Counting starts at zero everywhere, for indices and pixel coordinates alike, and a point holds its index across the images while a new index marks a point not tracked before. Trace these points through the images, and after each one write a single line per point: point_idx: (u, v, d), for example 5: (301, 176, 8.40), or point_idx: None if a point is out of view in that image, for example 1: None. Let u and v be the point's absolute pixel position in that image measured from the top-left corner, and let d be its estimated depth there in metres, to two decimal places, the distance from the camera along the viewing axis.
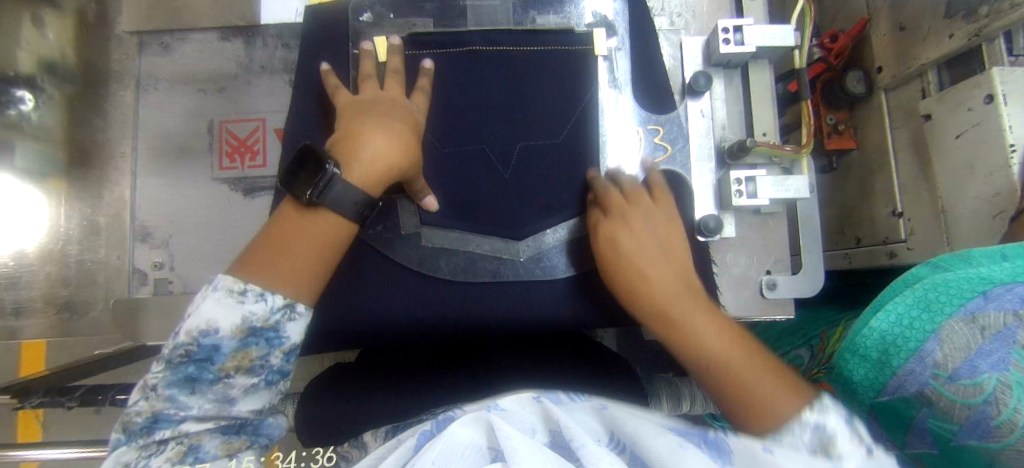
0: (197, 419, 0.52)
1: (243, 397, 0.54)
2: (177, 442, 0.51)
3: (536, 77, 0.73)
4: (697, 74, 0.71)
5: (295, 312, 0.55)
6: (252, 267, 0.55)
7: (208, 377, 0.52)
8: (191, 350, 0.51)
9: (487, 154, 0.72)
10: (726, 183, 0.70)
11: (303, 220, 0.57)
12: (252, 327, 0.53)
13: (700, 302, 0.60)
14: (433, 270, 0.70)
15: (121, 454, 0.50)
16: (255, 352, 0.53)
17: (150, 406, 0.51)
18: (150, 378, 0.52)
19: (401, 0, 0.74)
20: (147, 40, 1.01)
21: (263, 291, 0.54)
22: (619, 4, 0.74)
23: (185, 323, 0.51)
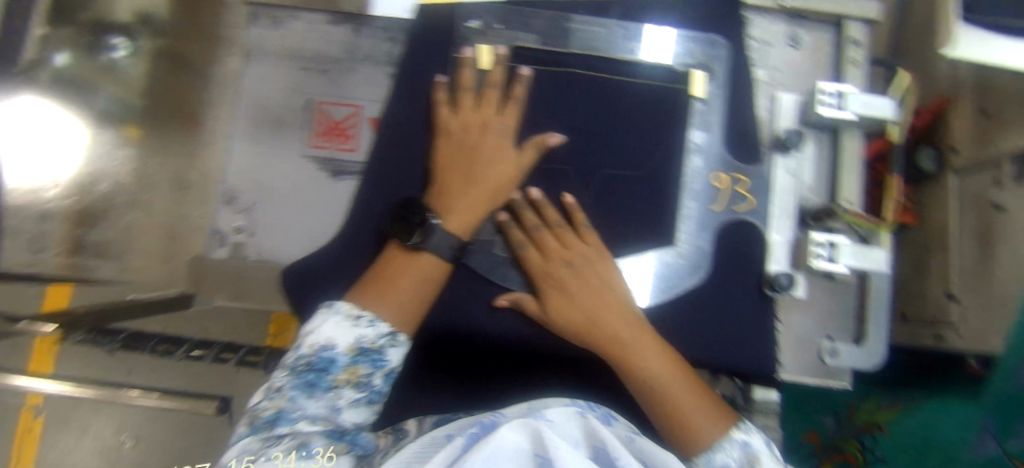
0: (309, 420, 0.58)
1: (347, 409, 0.60)
2: (292, 438, 0.56)
3: (628, 109, 0.73)
4: (788, 133, 0.72)
5: (397, 339, 0.63)
6: (366, 296, 0.64)
7: (324, 385, 0.60)
8: (312, 360, 0.60)
9: (569, 176, 0.72)
10: (805, 243, 0.70)
11: (406, 259, 0.65)
12: (362, 346, 0.61)
13: (646, 337, 0.65)
14: (501, 280, 0.72)
15: (247, 444, 0.56)
16: (363, 368, 0.61)
17: (275, 405, 0.58)
18: (277, 381, 0.60)
19: (510, 13, 0.74)
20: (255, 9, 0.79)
21: (374, 318, 0.62)
22: (722, 51, 0.75)
23: (308, 338, 0.61)
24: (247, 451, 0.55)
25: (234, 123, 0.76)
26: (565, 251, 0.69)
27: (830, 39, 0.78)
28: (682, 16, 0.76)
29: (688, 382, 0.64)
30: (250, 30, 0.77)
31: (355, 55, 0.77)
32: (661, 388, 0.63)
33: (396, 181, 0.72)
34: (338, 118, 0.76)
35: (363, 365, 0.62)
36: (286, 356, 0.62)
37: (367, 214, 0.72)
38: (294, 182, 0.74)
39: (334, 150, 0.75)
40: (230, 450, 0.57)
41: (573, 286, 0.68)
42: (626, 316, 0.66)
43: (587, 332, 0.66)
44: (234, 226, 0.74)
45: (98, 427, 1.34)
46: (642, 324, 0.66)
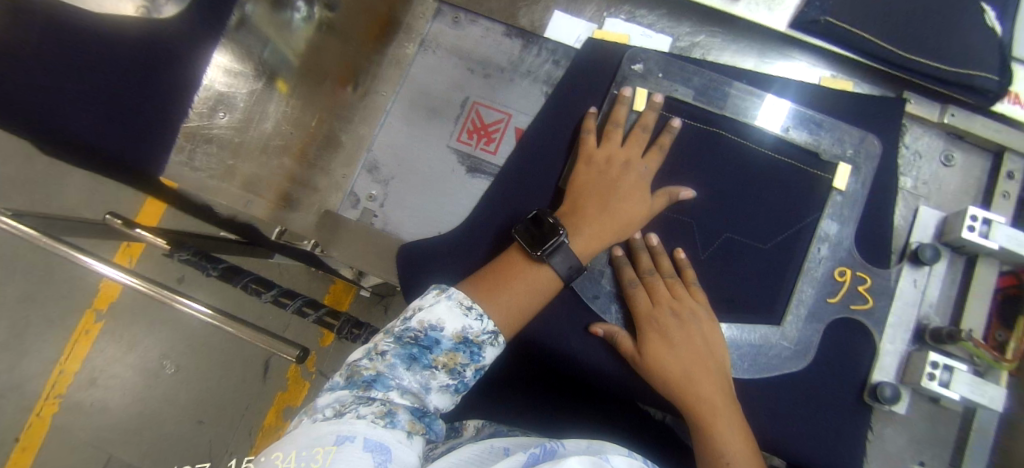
0: (401, 391, 0.60)
1: (435, 391, 0.62)
2: (382, 403, 0.58)
3: (764, 183, 0.74)
4: (924, 246, 0.71)
5: (497, 340, 0.65)
6: (480, 292, 0.66)
7: (424, 362, 0.62)
8: (420, 335, 0.62)
9: (691, 230, 0.73)
10: (917, 361, 0.69)
11: (526, 268, 0.68)
12: (466, 336, 0.63)
13: (731, 410, 0.63)
14: (602, 312, 0.72)
15: (342, 394, 0.59)
16: (461, 357, 0.63)
17: (376, 367, 0.61)
18: (383, 346, 0.62)
19: (674, 65, 0.77)
20: (442, 9, 0.84)
21: (483, 313, 0.65)
22: (875, 151, 0.74)
23: (421, 314, 0.63)
24: (340, 401, 0.58)
25: (393, 101, 0.81)
26: (675, 301, 0.68)
27: (985, 165, 0.77)
28: (840, 107, 0.77)
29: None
30: (430, 24, 0.83)
31: (518, 68, 0.81)
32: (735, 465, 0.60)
33: (526, 192, 0.75)
34: (486, 121, 0.80)
35: (462, 354, 0.63)
36: (393, 324, 0.64)
37: (490, 214, 0.75)
38: (432, 168, 0.79)
39: (476, 149, 0.79)
40: (325, 396, 0.59)
41: (677, 342, 0.66)
42: (720, 385, 0.65)
43: (683, 395, 0.64)
44: (368, 194, 0.79)
45: (147, 346, 1.41)
46: (730, 397, 0.65)
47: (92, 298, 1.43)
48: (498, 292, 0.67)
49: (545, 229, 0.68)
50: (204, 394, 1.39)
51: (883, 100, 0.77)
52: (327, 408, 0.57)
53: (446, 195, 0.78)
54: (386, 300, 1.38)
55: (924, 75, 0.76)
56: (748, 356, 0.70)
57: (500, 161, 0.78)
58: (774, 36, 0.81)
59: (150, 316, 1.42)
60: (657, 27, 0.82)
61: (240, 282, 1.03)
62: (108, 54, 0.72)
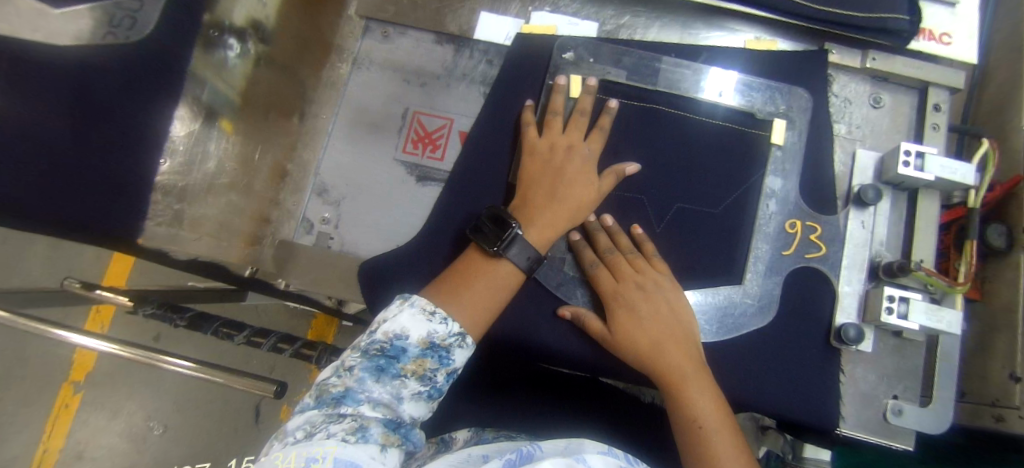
0: (371, 405, 0.60)
1: (408, 400, 0.62)
2: (353, 419, 0.59)
3: (705, 149, 0.76)
4: (866, 187, 0.73)
5: (465, 341, 0.66)
6: (441, 297, 0.67)
7: (392, 372, 0.62)
8: (385, 346, 0.63)
9: (643, 205, 0.75)
10: (875, 297, 0.70)
11: (485, 265, 0.69)
12: (432, 341, 0.64)
13: (703, 375, 0.65)
14: (568, 297, 0.73)
15: (312, 415, 0.59)
16: (430, 362, 0.64)
17: (344, 383, 0.61)
18: (349, 361, 0.63)
19: (604, 49, 0.78)
20: (371, 26, 0.84)
21: (446, 317, 0.65)
22: (807, 104, 0.77)
23: (385, 325, 0.64)
24: (310, 422, 0.59)
25: (334, 121, 0.82)
26: (637, 275, 0.69)
27: (914, 103, 0.80)
28: (770, 66, 0.79)
29: (731, 431, 0.63)
30: (360, 43, 0.84)
31: (453, 73, 0.82)
32: (709, 429, 0.62)
33: (477, 192, 0.76)
34: (429, 129, 0.80)
35: (430, 359, 0.64)
36: (359, 340, 0.65)
37: (445, 219, 0.75)
38: (382, 183, 0.79)
39: (423, 158, 0.79)
40: (296, 418, 0.60)
41: (642, 317, 0.67)
42: (691, 351, 0.66)
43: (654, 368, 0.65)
44: (321, 217, 0.79)
45: (129, 410, 1.38)
46: (701, 363, 0.66)
47: (67, 370, 1.39)
48: (461, 293, 0.67)
49: (499, 224, 0.69)
50: (195, 450, 1.36)
51: (807, 54, 0.79)
52: (298, 430, 0.58)
53: (399, 207, 0.78)
54: None
55: (842, 25, 0.79)
56: (715, 319, 0.71)
57: (448, 166, 0.79)
58: (694, 7, 0.83)
59: (128, 379, 1.39)
60: (583, 15, 0.83)
61: (210, 329, 1.00)
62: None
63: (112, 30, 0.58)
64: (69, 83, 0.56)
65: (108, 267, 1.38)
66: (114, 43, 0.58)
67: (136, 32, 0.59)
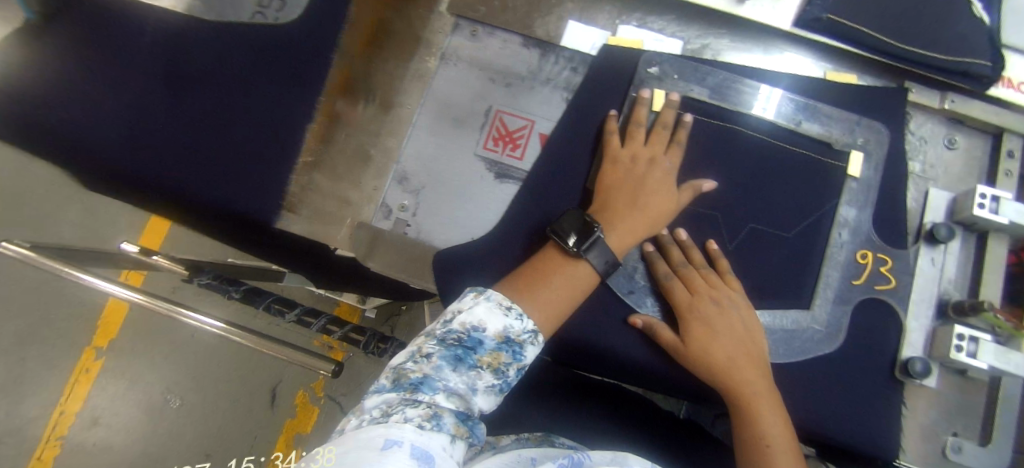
0: (447, 394, 0.61)
1: (481, 393, 0.63)
2: (428, 406, 0.59)
3: (781, 174, 0.77)
4: (938, 226, 0.75)
5: (538, 339, 0.67)
6: (518, 292, 0.68)
7: (469, 362, 0.63)
8: (463, 337, 0.64)
9: (716, 222, 0.76)
10: (943, 335, 0.72)
11: (563, 265, 0.70)
12: (508, 336, 0.65)
13: (770, 394, 0.67)
14: (638, 305, 0.74)
15: (389, 397, 0.60)
16: (504, 356, 0.65)
17: (422, 369, 0.62)
18: (427, 348, 0.64)
19: (688, 67, 0.80)
20: (459, 22, 0.85)
21: (523, 313, 0.66)
22: (886, 140, 0.78)
23: (462, 315, 0.65)
24: (388, 402, 0.59)
25: (418, 112, 0.82)
26: (713, 290, 0.70)
27: (986, 147, 0.82)
28: (850, 99, 0.80)
29: (794, 451, 0.64)
30: (449, 38, 0.85)
31: (538, 76, 0.83)
32: (776, 447, 0.63)
33: (553, 194, 0.78)
34: (511, 128, 0.82)
35: (504, 354, 0.65)
36: (433, 328, 0.66)
37: (520, 218, 0.77)
38: (461, 177, 0.81)
39: (503, 155, 0.81)
40: (372, 398, 0.60)
41: (727, 335, 0.69)
42: (760, 369, 0.68)
43: (737, 386, 0.67)
44: (400, 204, 0.80)
45: (150, 380, 1.38)
46: (769, 382, 0.68)
47: (92, 335, 1.39)
48: (538, 290, 0.69)
49: (580, 227, 0.71)
50: (214, 428, 1.36)
51: (886, 91, 0.81)
52: (375, 409, 0.59)
53: (475, 202, 0.80)
54: (392, 320, 1.40)
55: (925, 65, 0.80)
56: (783, 342, 0.72)
57: (527, 166, 0.81)
58: (779, 34, 0.84)
59: (155, 350, 1.39)
60: (668, 32, 0.85)
61: (263, 304, 1.03)
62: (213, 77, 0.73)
63: (262, 9, 0.77)
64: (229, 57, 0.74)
65: (146, 230, 1.39)
66: (266, 21, 0.77)
67: (284, 14, 0.77)
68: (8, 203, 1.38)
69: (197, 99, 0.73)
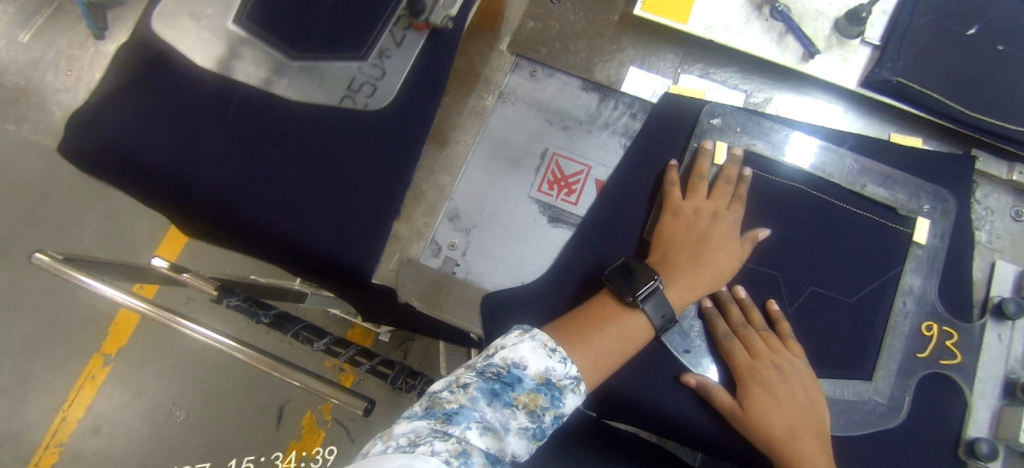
0: (479, 430, 0.55)
1: (515, 434, 0.58)
2: (457, 441, 0.53)
3: (843, 237, 0.75)
4: (1007, 300, 0.72)
5: (580, 387, 0.63)
6: (566, 339, 0.65)
7: (505, 399, 0.58)
8: (502, 371, 0.59)
9: (777, 283, 0.73)
10: (1012, 417, 0.69)
11: (616, 313, 0.68)
12: (549, 378, 0.61)
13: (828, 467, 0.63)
14: (693, 366, 0.72)
15: (418, 425, 0.54)
16: (542, 399, 0.60)
17: (458, 400, 0.57)
18: (465, 379, 0.59)
19: (752, 121, 0.79)
20: (520, 62, 0.85)
21: (566, 357, 0.63)
22: (953, 208, 0.76)
23: (505, 350, 0.61)
24: (416, 431, 0.53)
25: (474, 150, 0.81)
26: (774, 354, 0.68)
27: None
28: (916, 164, 0.78)
29: None
30: (508, 77, 0.84)
31: (596, 121, 0.82)
32: None
33: (608, 243, 0.76)
34: (567, 173, 0.80)
35: (542, 398, 0.60)
36: (474, 361, 0.62)
37: (572, 265, 0.75)
38: (514, 218, 0.79)
39: (557, 199, 0.79)
40: (402, 424, 0.55)
41: (785, 402, 0.66)
42: (820, 440, 0.65)
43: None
44: (449, 242, 0.78)
45: (157, 392, 1.34)
46: (828, 456, 0.65)
47: (100, 341, 1.34)
48: (589, 338, 0.66)
49: (637, 276, 0.68)
50: (219, 446, 1.32)
51: (954, 158, 0.79)
52: (402, 437, 0.53)
53: (526, 246, 0.78)
54: (406, 345, 1.36)
55: (996, 134, 0.78)
56: (844, 413, 0.70)
57: (582, 212, 0.79)
58: (842, 93, 0.83)
59: (167, 362, 1.35)
60: (730, 84, 0.84)
61: (291, 331, 1.00)
62: (329, 146, 0.69)
63: (350, 94, 0.73)
64: (345, 133, 0.71)
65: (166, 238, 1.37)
66: (354, 106, 0.73)
67: (375, 100, 0.74)
68: (29, 203, 1.35)
69: (294, 161, 0.67)
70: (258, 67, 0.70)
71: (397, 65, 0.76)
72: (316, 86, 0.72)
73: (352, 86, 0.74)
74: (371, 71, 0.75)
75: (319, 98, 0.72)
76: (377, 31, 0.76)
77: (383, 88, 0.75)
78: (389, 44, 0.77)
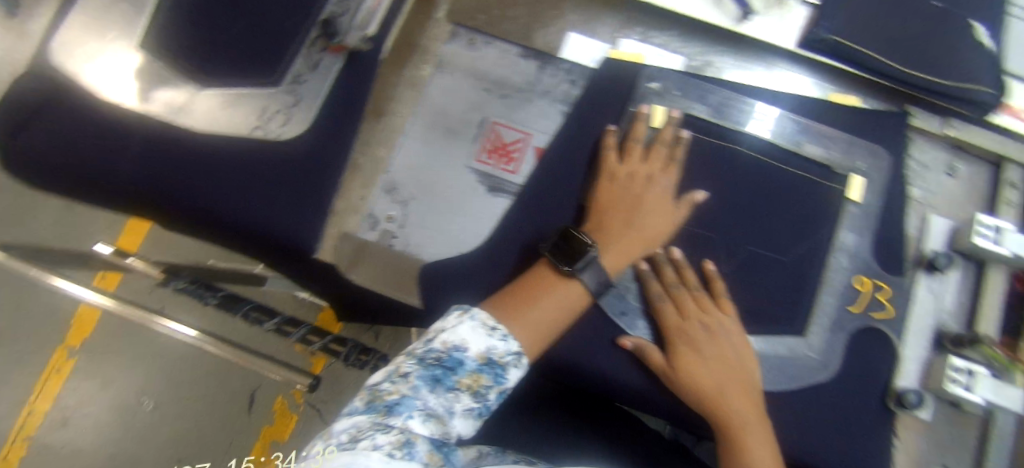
0: (423, 417, 0.55)
1: (459, 416, 0.58)
2: (400, 432, 0.52)
3: (779, 197, 0.75)
4: (937, 254, 0.73)
5: (522, 361, 0.63)
6: (502, 311, 0.65)
7: (447, 384, 0.58)
8: (443, 356, 0.59)
9: (713, 244, 0.74)
10: (939, 366, 0.71)
11: (554, 284, 0.67)
12: (491, 357, 0.60)
13: (759, 419, 0.65)
14: (629, 327, 0.73)
15: (359, 420, 0.53)
16: (485, 379, 0.60)
17: (398, 390, 0.56)
18: (404, 367, 0.58)
19: (690, 84, 0.79)
20: (458, 30, 0.83)
21: (507, 334, 0.62)
22: (886, 165, 0.77)
23: (444, 333, 0.60)
24: (355, 426, 0.52)
25: (412, 121, 0.81)
26: (704, 315, 0.69)
27: (984, 175, 0.81)
28: (853, 122, 0.79)
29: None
30: (446, 46, 0.83)
31: (535, 88, 0.82)
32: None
33: (547, 210, 0.75)
34: (506, 140, 0.80)
35: (485, 377, 0.60)
36: (413, 347, 0.61)
37: (511, 233, 0.75)
38: (452, 189, 0.78)
39: (496, 168, 0.79)
40: (342, 420, 0.54)
41: (714, 360, 0.67)
42: (750, 393, 0.66)
43: (738, 431, 0.63)
44: (387, 215, 0.78)
45: (123, 381, 1.32)
46: (759, 409, 0.66)
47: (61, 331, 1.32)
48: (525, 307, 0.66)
49: (571, 244, 0.68)
50: (191, 432, 1.30)
51: (889, 116, 0.79)
52: (342, 434, 0.52)
53: (465, 216, 0.78)
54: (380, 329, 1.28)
55: (930, 91, 0.79)
56: (776, 368, 0.71)
57: (521, 180, 0.78)
58: (780, 54, 0.83)
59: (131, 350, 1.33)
60: (669, 48, 0.84)
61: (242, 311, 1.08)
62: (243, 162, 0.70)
63: (263, 124, 0.71)
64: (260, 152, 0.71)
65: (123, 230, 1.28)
66: (264, 135, 0.71)
67: (290, 128, 0.72)
68: None
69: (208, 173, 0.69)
70: (170, 90, 0.69)
71: (314, 88, 0.74)
72: (230, 111, 0.71)
73: (265, 114, 0.72)
74: (282, 98, 0.73)
75: (224, 126, 0.70)
76: (291, 51, 0.71)
77: (297, 116, 0.73)
78: (304, 68, 0.73)
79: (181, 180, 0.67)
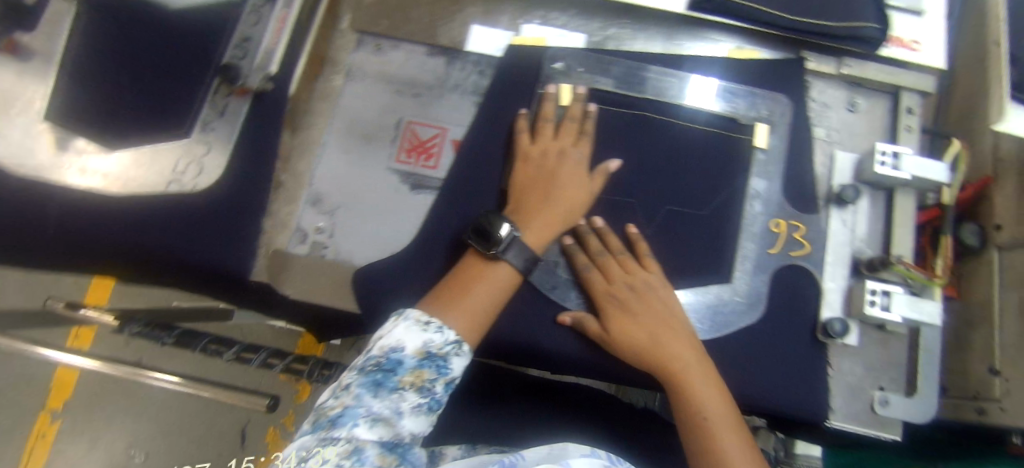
0: (370, 423, 0.58)
1: (408, 414, 0.60)
2: (347, 441, 0.56)
3: (689, 155, 0.78)
4: (844, 187, 0.76)
5: (462, 349, 0.65)
6: (433, 303, 0.67)
7: (389, 385, 0.60)
8: (381, 360, 0.61)
9: (633, 208, 0.76)
10: (858, 292, 0.74)
11: (483, 269, 0.69)
12: (429, 351, 0.62)
13: (699, 362, 0.67)
14: (562, 299, 0.75)
15: (306, 440, 0.57)
16: (428, 373, 0.62)
17: (342, 402, 0.59)
18: (347, 381, 0.61)
19: (592, 58, 0.80)
20: (363, 38, 0.85)
21: (442, 326, 0.64)
22: (786, 110, 0.80)
23: (380, 339, 0.63)
24: (304, 446, 0.56)
25: (328, 131, 0.82)
26: (628, 276, 0.71)
27: (885, 106, 0.84)
28: (751, 73, 0.82)
29: (727, 414, 0.65)
30: (354, 54, 0.84)
31: (446, 84, 0.84)
32: (704, 413, 0.64)
33: (470, 198, 0.78)
34: (424, 138, 0.82)
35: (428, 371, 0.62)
36: (357, 360, 0.64)
37: (438, 226, 0.77)
38: (377, 192, 0.80)
39: (417, 166, 0.81)
40: (294, 443, 0.58)
41: (644, 316, 0.69)
42: (687, 339, 0.68)
43: (677, 377, 0.66)
44: (315, 226, 0.79)
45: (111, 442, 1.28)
46: (698, 352, 0.68)
47: None
48: (456, 295, 0.67)
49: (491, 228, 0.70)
50: None
51: (785, 63, 0.83)
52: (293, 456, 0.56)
53: (393, 216, 0.80)
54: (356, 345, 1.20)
55: (819, 34, 0.82)
56: (707, 317, 0.73)
57: (442, 174, 0.81)
58: (676, 19, 0.86)
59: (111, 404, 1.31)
60: (570, 27, 0.86)
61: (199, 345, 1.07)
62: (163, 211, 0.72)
63: (179, 176, 0.73)
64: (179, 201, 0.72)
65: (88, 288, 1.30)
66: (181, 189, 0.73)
67: (206, 174, 0.74)
68: None
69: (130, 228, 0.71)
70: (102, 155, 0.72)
71: (223, 136, 0.75)
72: (146, 168, 0.73)
73: (183, 164, 0.74)
74: (195, 147, 0.75)
75: (141, 182, 0.72)
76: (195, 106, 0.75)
77: (210, 163, 0.74)
78: (211, 115, 0.76)
79: (105, 238, 0.70)
